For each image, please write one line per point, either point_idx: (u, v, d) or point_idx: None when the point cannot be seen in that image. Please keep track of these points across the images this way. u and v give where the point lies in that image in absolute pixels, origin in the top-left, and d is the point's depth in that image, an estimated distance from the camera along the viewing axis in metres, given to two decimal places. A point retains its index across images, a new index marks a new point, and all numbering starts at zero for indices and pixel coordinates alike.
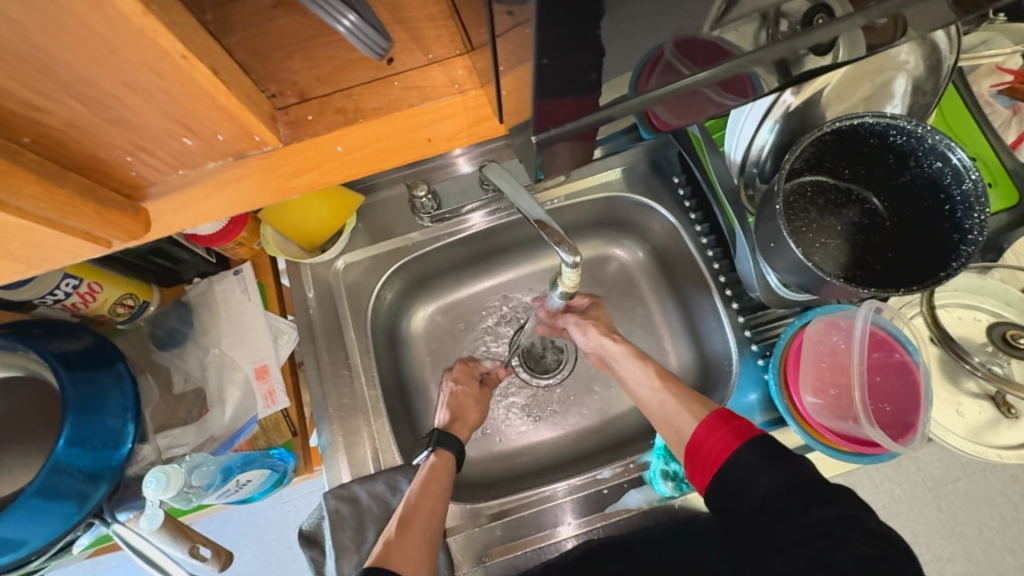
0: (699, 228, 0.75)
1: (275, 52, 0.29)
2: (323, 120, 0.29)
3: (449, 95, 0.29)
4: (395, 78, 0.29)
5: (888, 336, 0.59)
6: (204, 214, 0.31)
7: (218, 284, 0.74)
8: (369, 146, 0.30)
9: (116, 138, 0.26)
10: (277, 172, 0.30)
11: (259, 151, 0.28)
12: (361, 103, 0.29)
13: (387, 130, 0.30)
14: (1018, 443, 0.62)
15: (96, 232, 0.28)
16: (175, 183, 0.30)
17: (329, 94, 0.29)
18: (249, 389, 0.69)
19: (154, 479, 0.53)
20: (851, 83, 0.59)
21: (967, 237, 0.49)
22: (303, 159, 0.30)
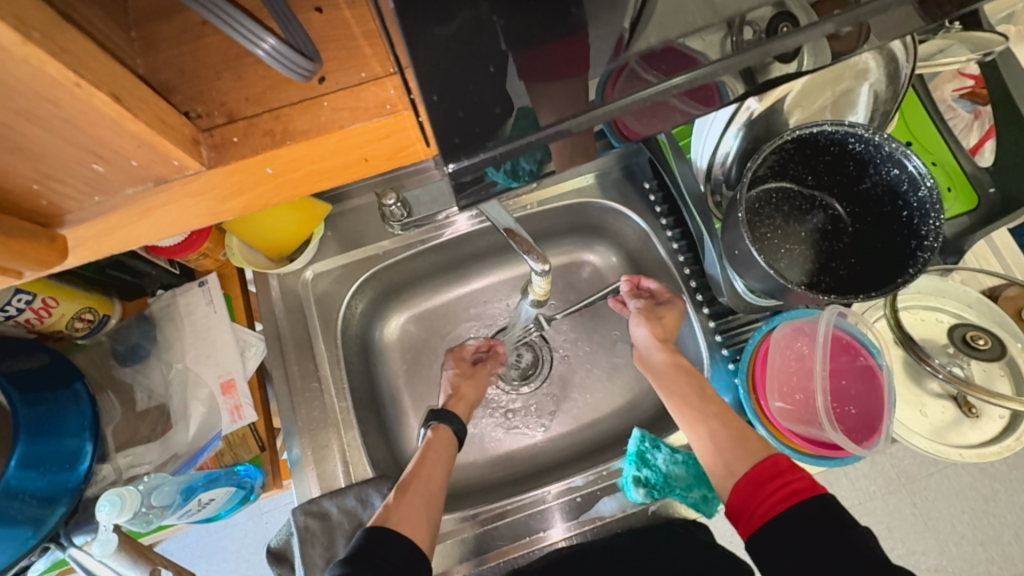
0: (670, 233, 0.75)
1: (202, 71, 0.29)
2: (248, 142, 0.28)
3: (382, 116, 0.29)
4: (324, 97, 0.29)
5: (853, 340, 0.59)
6: (128, 239, 0.30)
7: (182, 297, 0.72)
8: (304, 167, 0.30)
9: (25, 166, 0.24)
10: (205, 195, 0.29)
11: (180, 175, 0.27)
12: (290, 124, 0.28)
13: (323, 148, 0.29)
14: (979, 442, 0.63)
15: (5, 262, 0.26)
16: (93, 210, 0.28)
17: (255, 115, 0.28)
18: (214, 404, 0.67)
19: (107, 502, 0.52)
20: (812, 91, 0.60)
21: (923, 243, 0.50)
22: (239, 180, 0.29)
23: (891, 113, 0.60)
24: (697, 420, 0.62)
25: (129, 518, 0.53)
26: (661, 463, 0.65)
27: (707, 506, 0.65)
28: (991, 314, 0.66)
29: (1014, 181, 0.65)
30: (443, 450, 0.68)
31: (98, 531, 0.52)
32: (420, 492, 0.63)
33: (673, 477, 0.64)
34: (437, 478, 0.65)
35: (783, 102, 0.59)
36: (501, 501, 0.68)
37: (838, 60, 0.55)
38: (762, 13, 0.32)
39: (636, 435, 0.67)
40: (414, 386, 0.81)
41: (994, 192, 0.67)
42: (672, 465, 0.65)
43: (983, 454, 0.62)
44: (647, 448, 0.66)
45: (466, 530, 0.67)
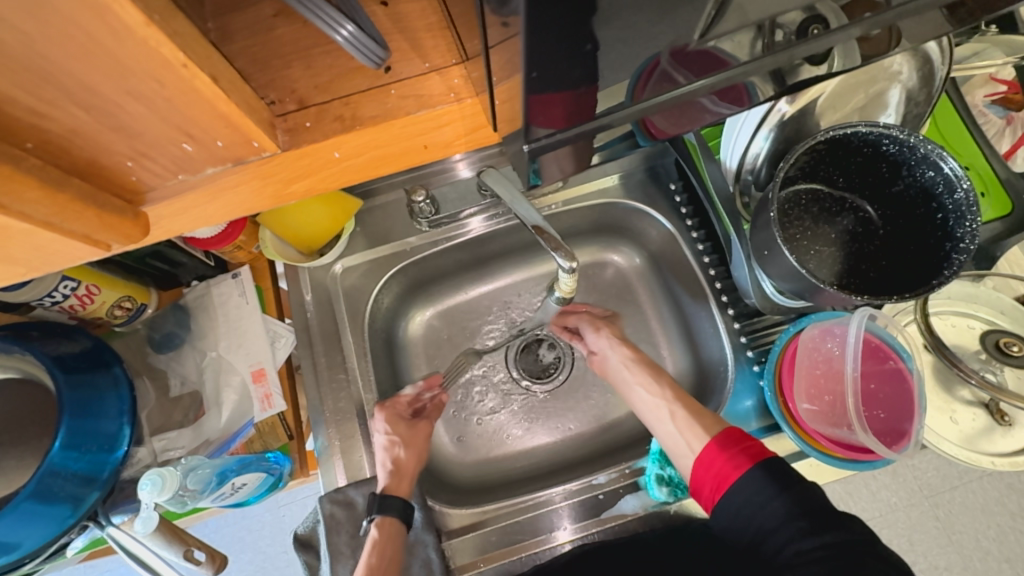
0: (695, 235, 0.75)
1: (276, 61, 0.30)
2: (320, 127, 0.29)
3: (443, 104, 0.30)
4: (391, 85, 0.30)
5: (883, 343, 0.59)
6: (201, 218, 0.32)
7: (217, 287, 0.74)
8: (367, 153, 0.31)
9: (117, 142, 0.26)
10: (273, 177, 0.30)
11: (257, 157, 0.29)
12: (359, 111, 0.29)
13: (388, 135, 0.30)
14: (1012, 450, 0.62)
15: (96, 235, 0.28)
16: (173, 188, 0.30)
17: (326, 102, 0.30)
18: (246, 392, 0.69)
19: (149, 481, 0.53)
20: (848, 92, 0.60)
21: (959, 245, 0.50)
22: (305, 164, 0.30)
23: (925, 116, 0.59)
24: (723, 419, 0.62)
25: (170, 498, 0.54)
26: None
27: None
28: None
29: None
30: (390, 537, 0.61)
31: (139, 509, 0.53)
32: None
33: None
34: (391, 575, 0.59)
35: (816, 103, 0.59)
36: (519, 499, 0.69)
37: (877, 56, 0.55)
38: (792, 15, 0.31)
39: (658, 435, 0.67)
40: None
41: None
42: None
43: (1017, 463, 0.61)
44: None
45: (483, 523, 0.68)
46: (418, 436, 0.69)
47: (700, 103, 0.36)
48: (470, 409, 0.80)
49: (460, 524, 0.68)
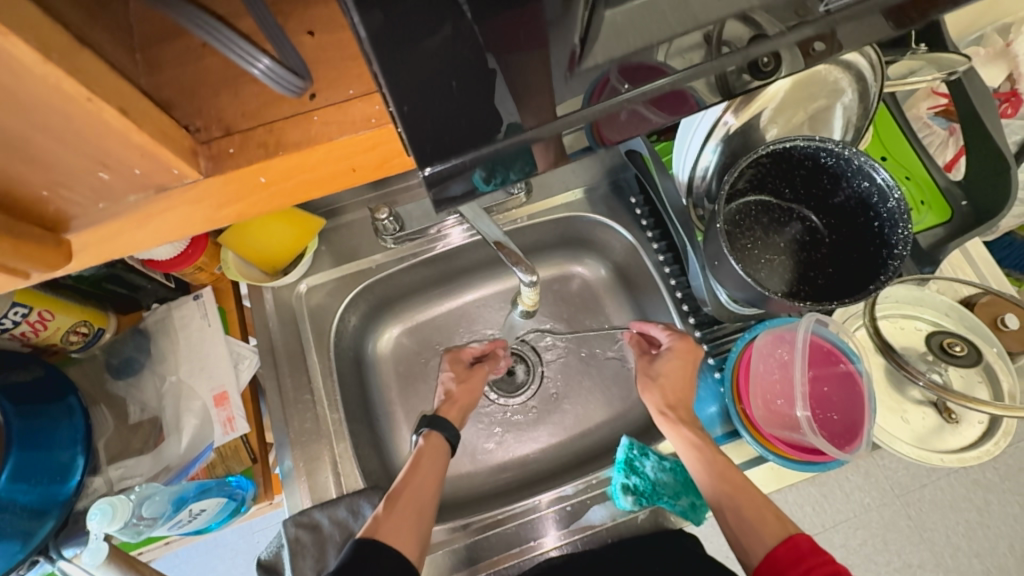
0: (656, 246, 0.76)
1: (202, 90, 0.30)
2: (244, 154, 0.30)
3: (366, 129, 0.31)
4: (314, 112, 0.31)
5: (834, 347, 0.61)
6: (129, 244, 0.31)
7: (177, 310, 0.73)
8: (295, 176, 0.32)
9: (35, 171, 0.26)
10: (201, 203, 0.31)
11: (180, 183, 0.29)
12: (283, 137, 0.30)
13: (312, 160, 0.31)
14: (961, 447, 0.64)
15: (18, 267, 0.28)
16: (97, 215, 0.30)
17: (251, 128, 0.30)
18: (207, 416, 0.68)
19: (99, 510, 0.52)
20: (789, 106, 0.62)
21: (894, 251, 0.52)
22: (232, 189, 0.31)
23: (863, 130, 0.62)
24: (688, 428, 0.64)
25: (121, 528, 0.53)
26: (650, 470, 0.64)
27: (694, 514, 0.64)
28: (968, 323, 0.68)
29: (984, 195, 0.68)
30: (434, 458, 0.67)
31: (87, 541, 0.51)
32: (413, 503, 0.62)
33: (661, 484, 0.64)
34: (429, 489, 0.64)
35: (759, 118, 0.62)
36: (492, 511, 0.69)
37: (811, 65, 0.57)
38: (733, 29, 0.32)
39: (624, 443, 0.66)
40: (406, 397, 0.82)
41: (966, 205, 0.70)
42: (660, 472, 0.64)
43: (964, 459, 0.63)
44: (636, 456, 0.65)
45: (461, 539, 0.67)
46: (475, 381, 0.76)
47: (650, 117, 0.34)
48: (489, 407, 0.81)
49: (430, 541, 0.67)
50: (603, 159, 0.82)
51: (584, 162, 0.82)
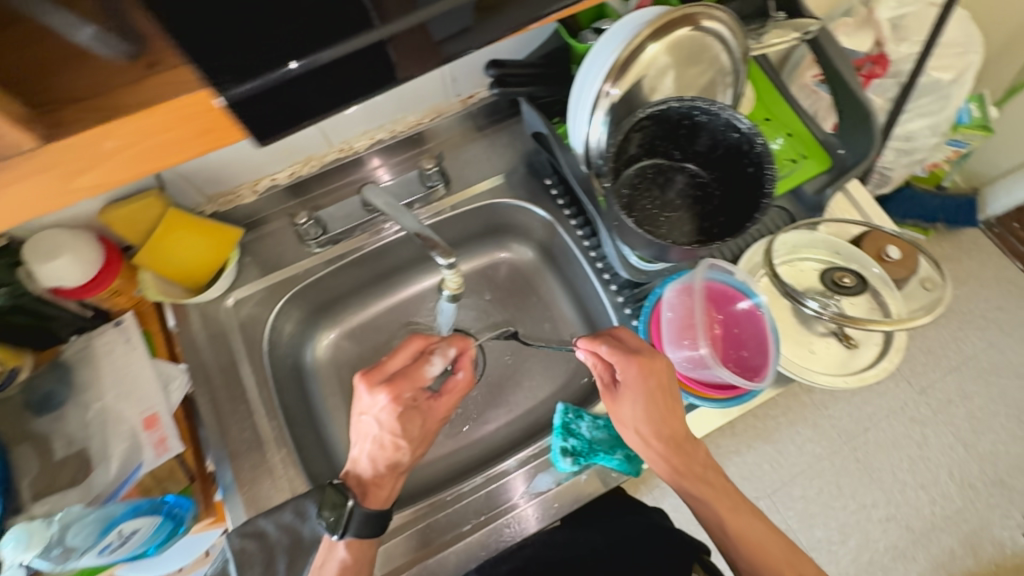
0: (573, 222, 0.81)
1: (34, 61, 0.28)
2: (76, 121, 0.27)
3: (188, 93, 0.28)
4: (148, 77, 0.29)
5: (735, 290, 0.66)
6: None
7: (99, 338, 0.72)
8: (139, 143, 0.29)
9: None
10: (43, 177, 0.28)
11: (13, 152, 0.26)
12: (118, 102, 0.28)
13: (147, 126, 0.29)
14: (862, 367, 0.70)
15: None
16: None
17: (86, 97, 0.28)
18: (137, 440, 0.66)
19: (13, 538, 0.53)
20: (665, 71, 0.68)
21: (766, 191, 0.59)
22: (74, 162, 0.28)
23: (740, 86, 0.72)
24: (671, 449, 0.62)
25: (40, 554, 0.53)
26: (585, 430, 0.67)
27: (632, 466, 0.66)
28: (854, 257, 0.75)
29: (854, 141, 0.75)
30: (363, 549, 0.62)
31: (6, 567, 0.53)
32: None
33: (597, 441, 0.67)
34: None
35: (639, 85, 0.67)
36: (441, 494, 0.69)
37: (675, 29, 0.63)
38: None
39: (560, 409, 0.69)
40: (352, 400, 0.83)
41: (842, 152, 0.77)
42: (594, 431, 0.67)
43: (865, 377, 0.69)
44: (571, 419, 0.68)
45: (407, 528, 0.67)
46: (413, 421, 0.67)
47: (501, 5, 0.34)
48: None
49: (399, 522, 0.68)
50: (515, 146, 0.86)
51: (497, 150, 0.85)
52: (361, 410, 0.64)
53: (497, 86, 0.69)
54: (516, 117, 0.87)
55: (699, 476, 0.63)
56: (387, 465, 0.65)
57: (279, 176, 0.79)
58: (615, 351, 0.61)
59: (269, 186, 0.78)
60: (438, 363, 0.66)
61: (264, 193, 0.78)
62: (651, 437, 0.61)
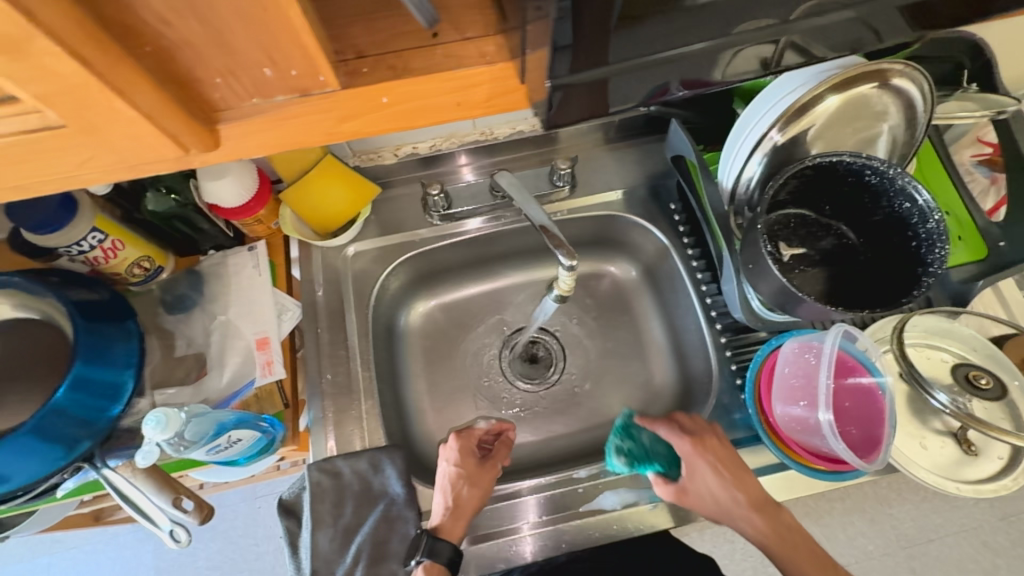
0: (690, 252, 0.80)
1: (346, 17, 0.34)
2: (376, 74, 0.33)
3: (482, 64, 0.33)
4: (438, 45, 0.33)
5: (857, 362, 0.63)
6: (269, 143, 0.35)
7: (232, 258, 0.78)
8: (413, 101, 0.34)
9: (210, 60, 0.29)
10: (325, 116, 0.34)
11: (321, 91, 0.32)
12: (410, 63, 0.33)
13: (426, 89, 0.33)
14: (978, 478, 0.64)
15: (183, 138, 0.32)
16: (247, 110, 0.33)
17: (382, 53, 0.33)
18: (249, 356, 0.71)
19: (154, 419, 0.53)
20: (838, 125, 0.65)
21: (928, 269, 0.55)
22: (352, 107, 0.34)
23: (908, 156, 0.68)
24: (753, 507, 0.61)
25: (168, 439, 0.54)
26: (644, 438, 0.66)
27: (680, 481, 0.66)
28: (996, 358, 0.69)
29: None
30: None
31: (142, 444, 0.54)
32: None
33: (654, 451, 0.66)
34: None
35: (806, 135, 0.64)
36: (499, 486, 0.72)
37: (862, 85, 0.61)
38: None
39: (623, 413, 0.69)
40: (431, 370, 0.86)
41: (1004, 246, 0.69)
42: (655, 441, 0.66)
43: (980, 490, 0.63)
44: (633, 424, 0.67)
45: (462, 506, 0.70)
46: (483, 481, 0.67)
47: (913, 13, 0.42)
48: (513, 392, 0.85)
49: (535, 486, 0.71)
50: (645, 164, 0.86)
51: (626, 165, 0.85)
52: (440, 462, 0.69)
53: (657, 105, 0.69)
54: (652, 137, 0.87)
55: (795, 549, 0.59)
56: (452, 505, 0.65)
57: (420, 146, 0.82)
58: (672, 429, 0.64)
59: (409, 153, 0.82)
60: (484, 423, 0.74)
61: (403, 159, 0.82)
62: (721, 467, 0.61)
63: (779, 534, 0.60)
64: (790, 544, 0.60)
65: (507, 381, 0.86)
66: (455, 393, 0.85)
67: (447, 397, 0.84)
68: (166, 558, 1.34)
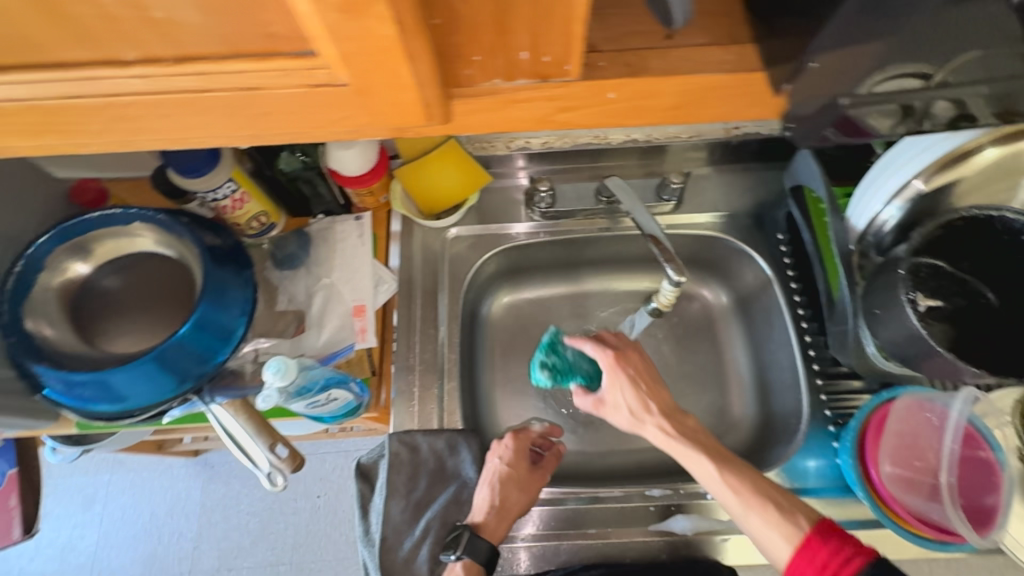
0: (794, 286, 0.77)
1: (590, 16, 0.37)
2: (610, 69, 0.35)
3: (720, 72, 0.36)
4: (670, 49, 0.36)
5: (976, 432, 0.61)
6: (477, 121, 0.38)
7: (339, 225, 0.80)
8: (635, 101, 0.37)
9: (485, 41, 0.32)
10: (549, 102, 0.36)
11: (560, 79, 0.35)
12: (647, 63, 0.35)
13: (657, 88, 0.36)
14: None
15: (427, 105, 0.35)
16: (484, 87, 0.36)
17: (621, 50, 0.36)
18: (346, 321, 0.74)
19: (274, 366, 0.56)
20: (986, 178, 0.60)
21: None
22: (581, 97, 0.36)
23: None
24: (683, 433, 0.63)
25: (285, 386, 0.57)
26: (568, 354, 0.70)
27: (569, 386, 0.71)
28: None
29: None
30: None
31: (264, 387, 0.57)
32: None
33: (577, 367, 0.70)
34: None
35: (953, 185, 0.59)
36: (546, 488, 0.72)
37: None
38: None
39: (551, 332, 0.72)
40: (507, 363, 0.86)
41: None
42: (580, 358, 0.70)
43: None
44: (559, 341, 0.71)
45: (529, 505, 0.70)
46: (531, 486, 0.66)
47: None
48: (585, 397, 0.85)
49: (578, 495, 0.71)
50: (756, 190, 0.84)
51: (737, 189, 0.83)
52: (489, 454, 0.69)
53: None
54: (767, 164, 0.85)
55: (724, 458, 0.61)
56: (499, 505, 0.64)
57: (533, 141, 0.82)
58: (597, 348, 0.67)
59: (520, 147, 0.82)
60: (539, 426, 0.73)
61: (514, 153, 0.83)
62: (639, 379, 0.66)
63: (726, 462, 0.60)
64: (705, 448, 0.61)
65: None
66: (527, 389, 0.85)
67: (519, 391, 0.85)
68: (212, 496, 1.41)
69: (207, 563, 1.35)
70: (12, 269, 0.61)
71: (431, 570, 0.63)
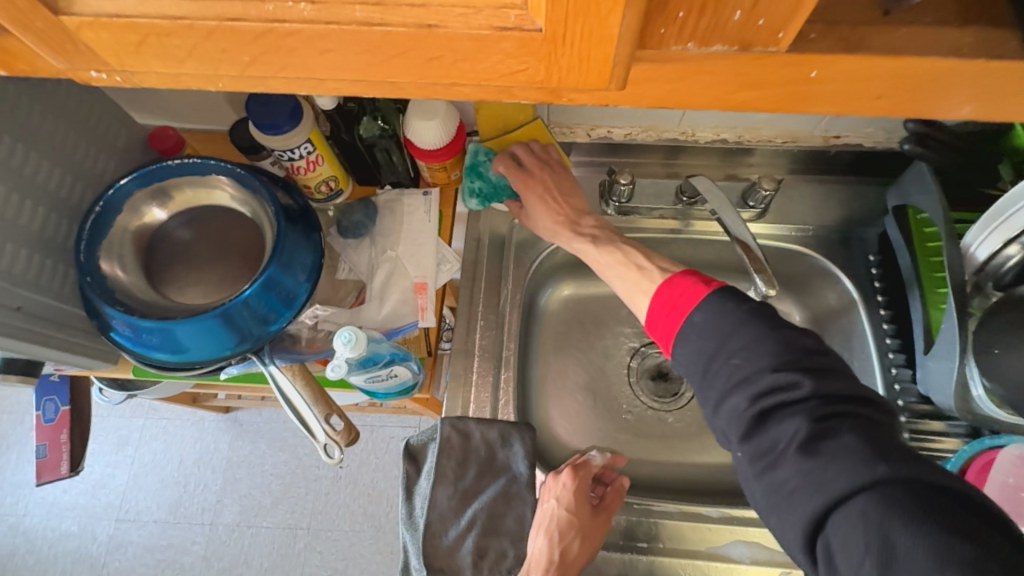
0: (882, 313, 0.72)
1: None
2: (824, 42, 0.28)
3: (955, 57, 0.27)
4: (892, 24, 0.28)
5: None
6: (647, 93, 0.31)
7: (408, 198, 0.77)
8: (843, 83, 0.29)
9: None
10: (732, 78, 0.30)
11: (764, 49, 0.27)
12: (867, 39, 0.28)
13: (870, 73, 0.28)
14: None
15: (599, 63, 0.28)
16: (664, 54, 0.28)
17: (838, 21, 0.28)
18: (408, 298, 0.72)
19: (345, 335, 0.55)
20: None
21: None
22: (774, 77, 0.29)
23: None
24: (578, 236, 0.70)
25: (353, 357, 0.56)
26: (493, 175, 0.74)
27: None
28: None
29: None
30: None
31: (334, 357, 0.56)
32: None
33: (501, 187, 0.74)
34: None
35: None
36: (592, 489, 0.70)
37: None
38: None
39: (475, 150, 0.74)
40: (561, 358, 0.83)
41: None
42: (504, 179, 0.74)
43: None
44: (483, 162, 0.74)
45: None
46: (590, 531, 0.66)
47: None
48: (637, 402, 0.82)
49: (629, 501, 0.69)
50: (850, 205, 0.78)
51: (828, 202, 0.78)
52: (544, 496, 0.70)
53: (910, 143, 0.62)
54: (865, 178, 0.79)
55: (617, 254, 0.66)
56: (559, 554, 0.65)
57: (616, 130, 0.78)
58: (517, 155, 0.72)
59: (602, 136, 0.79)
60: (596, 458, 0.70)
61: (595, 141, 0.79)
62: (554, 196, 0.71)
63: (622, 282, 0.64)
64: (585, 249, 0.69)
65: (633, 392, 0.82)
66: (579, 387, 0.82)
67: (570, 389, 0.82)
68: (239, 452, 1.43)
69: (228, 517, 1.38)
70: (93, 207, 0.61)
71: (473, 563, 0.61)
